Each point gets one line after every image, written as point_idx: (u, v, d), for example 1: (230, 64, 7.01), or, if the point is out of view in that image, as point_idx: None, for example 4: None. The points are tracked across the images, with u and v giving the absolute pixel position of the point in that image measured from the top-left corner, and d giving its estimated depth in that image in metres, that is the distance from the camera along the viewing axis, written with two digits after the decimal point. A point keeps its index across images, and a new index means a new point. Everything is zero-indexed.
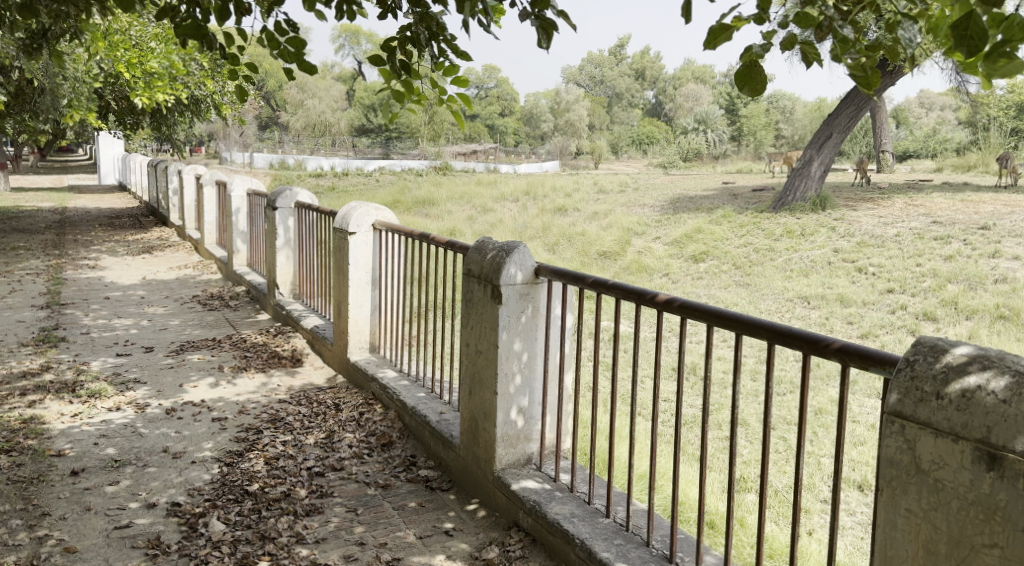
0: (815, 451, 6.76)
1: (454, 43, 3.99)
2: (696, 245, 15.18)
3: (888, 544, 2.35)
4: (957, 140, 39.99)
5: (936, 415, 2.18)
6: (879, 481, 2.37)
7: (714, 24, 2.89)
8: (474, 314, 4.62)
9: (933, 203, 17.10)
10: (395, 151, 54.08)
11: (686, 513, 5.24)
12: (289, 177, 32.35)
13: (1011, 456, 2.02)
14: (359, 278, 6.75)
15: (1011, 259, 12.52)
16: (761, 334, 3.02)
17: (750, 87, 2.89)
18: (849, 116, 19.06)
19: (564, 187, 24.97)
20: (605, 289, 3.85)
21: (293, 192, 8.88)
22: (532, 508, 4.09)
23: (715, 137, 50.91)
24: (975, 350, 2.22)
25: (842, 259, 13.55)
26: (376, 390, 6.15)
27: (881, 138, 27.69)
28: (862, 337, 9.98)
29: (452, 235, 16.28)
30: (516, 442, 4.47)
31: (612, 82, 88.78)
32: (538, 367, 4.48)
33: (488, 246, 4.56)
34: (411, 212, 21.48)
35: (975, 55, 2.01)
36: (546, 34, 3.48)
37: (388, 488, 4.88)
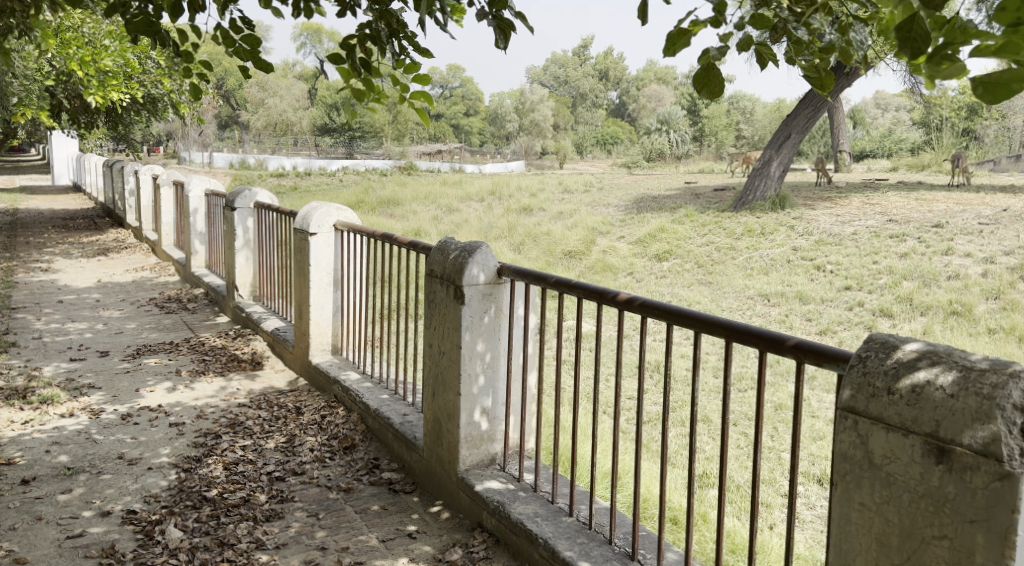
0: (774, 447, 6.87)
1: (415, 41, 3.96)
2: (659, 244, 15.31)
3: (842, 537, 2.40)
4: (912, 140, 40.83)
5: (887, 410, 2.23)
6: (834, 475, 2.42)
7: (671, 29, 2.91)
8: (437, 314, 4.61)
9: (888, 202, 17.47)
10: (359, 151, 53.79)
11: (649, 509, 5.29)
12: (250, 177, 31.89)
13: (959, 449, 2.07)
14: (321, 280, 6.69)
15: (964, 256, 12.82)
16: (719, 332, 3.05)
17: (710, 90, 2.93)
18: (807, 116, 19.37)
19: (528, 187, 25.04)
20: (567, 289, 3.87)
21: (252, 192, 8.80)
22: (496, 508, 4.08)
23: (677, 138, 51.42)
24: (925, 347, 2.27)
25: (801, 256, 13.79)
26: (339, 392, 6.10)
27: (839, 138, 28.17)
28: (821, 333, 10.17)
29: (417, 236, 16.22)
30: (479, 443, 4.46)
31: (576, 82, 89.08)
32: (501, 367, 4.48)
33: (450, 247, 4.55)
34: (375, 212, 21.33)
35: (918, 56, 2.05)
36: (503, 34, 3.49)
37: (351, 491, 4.84)
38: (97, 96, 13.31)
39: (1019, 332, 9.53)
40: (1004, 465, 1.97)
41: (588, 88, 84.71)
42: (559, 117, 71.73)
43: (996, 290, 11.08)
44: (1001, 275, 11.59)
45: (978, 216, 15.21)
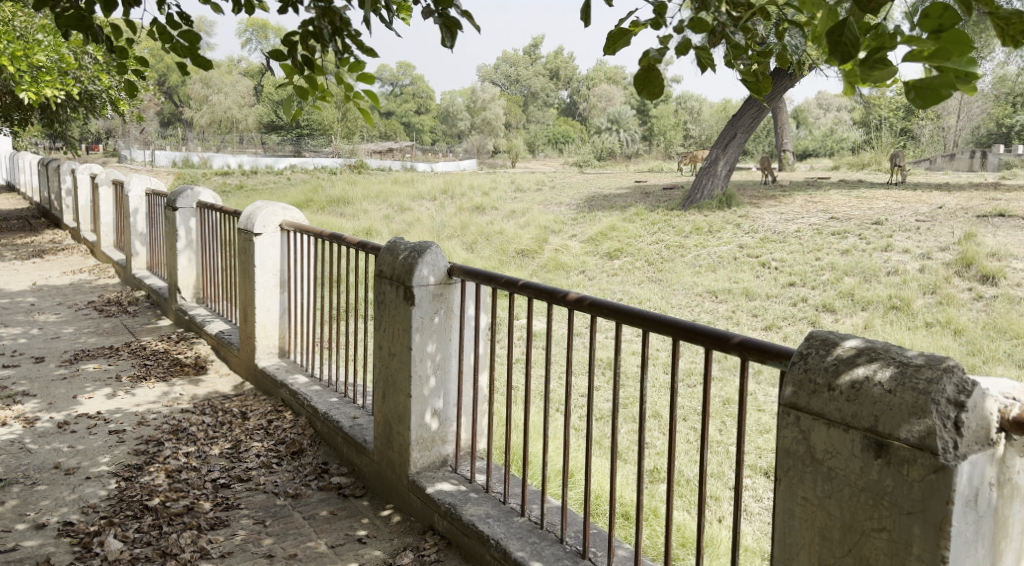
0: (722, 441, 6.98)
1: (359, 39, 3.88)
2: (611, 242, 15.44)
3: (786, 532, 2.45)
4: (852, 140, 41.89)
5: (829, 406, 2.27)
6: (777, 470, 2.47)
7: (612, 29, 2.93)
8: (387, 315, 4.56)
9: (831, 200, 17.88)
10: (307, 149, 52.99)
11: (600, 506, 5.32)
12: (193, 175, 31.18)
13: (896, 443, 2.11)
14: (267, 281, 6.56)
15: (902, 252, 13.20)
16: (666, 330, 3.08)
17: (648, 91, 2.94)
18: (752, 117, 19.68)
19: (480, 186, 25.01)
20: (517, 289, 3.86)
21: (195, 192, 8.60)
22: (447, 510, 4.06)
23: (627, 138, 51.91)
24: (863, 343, 2.31)
25: (747, 254, 14.04)
26: (286, 396, 6.00)
27: (782, 138, 28.72)
28: (767, 328, 10.37)
29: (367, 235, 16.05)
30: (430, 444, 4.43)
31: (527, 81, 89.21)
32: (452, 367, 4.45)
33: (400, 247, 4.50)
34: (324, 211, 21.08)
35: (849, 61, 2.10)
36: (450, 33, 3.45)
37: (299, 497, 4.76)
38: (30, 92, 12.87)
39: (955, 326, 9.84)
40: (940, 457, 2.02)
41: (539, 87, 84.87)
42: (512, 117, 71.63)
43: (933, 285, 11.43)
44: (937, 270, 11.96)
45: (915, 213, 15.68)
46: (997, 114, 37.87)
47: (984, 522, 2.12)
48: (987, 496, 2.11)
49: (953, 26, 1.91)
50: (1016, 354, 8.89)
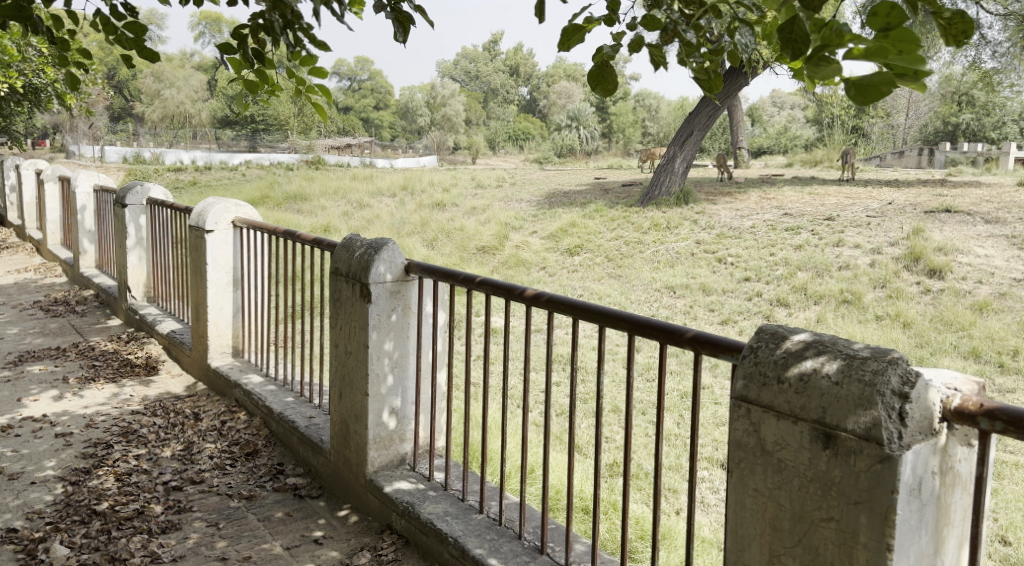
0: (678, 433, 7.06)
1: (311, 32, 3.80)
2: (571, 238, 15.50)
3: (738, 523, 2.49)
4: (806, 138, 42.69)
5: (778, 399, 2.31)
6: (729, 462, 2.50)
7: (566, 25, 2.93)
8: (343, 313, 4.51)
9: (785, 197, 18.18)
10: (263, 144, 52.21)
11: (558, 501, 5.35)
12: (146, 171, 30.49)
13: (843, 434, 2.15)
14: (219, 279, 6.45)
15: (853, 247, 13.47)
16: (622, 325, 3.09)
17: (603, 87, 2.95)
18: (707, 115, 19.90)
19: (440, 182, 24.90)
20: (475, 285, 3.85)
21: (144, 188, 8.42)
22: (405, 509, 4.03)
23: (586, 135, 52.10)
24: (811, 337, 2.34)
25: (704, 250, 14.21)
26: (240, 396, 5.91)
27: (737, 135, 29.12)
28: (723, 323, 10.52)
29: (325, 232, 15.85)
30: (388, 443, 4.39)
31: (486, 78, 89.01)
32: (410, 365, 4.42)
33: (355, 244, 4.46)
34: (282, 208, 20.80)
35: (797, 57, 2.13)
36: (402, 27, 3.42)
37: (254, 499, 4.68)
38: None
39: (904, 319, 10.08)
40: (885, 448, 2.06)
41: (498, 83, 84.71)
42: (472, 113, 71.38)
43: (883, 279, 11.69)
44: (887, 265, 12.23)
45: (865, 209, 16.02)
46: (944, 112, 38.64)
47: (927, 510, 2.17)
48: (931, 485, 2.16)
49: (900, 26, 1.95)
50: (962, 345, 9.13)
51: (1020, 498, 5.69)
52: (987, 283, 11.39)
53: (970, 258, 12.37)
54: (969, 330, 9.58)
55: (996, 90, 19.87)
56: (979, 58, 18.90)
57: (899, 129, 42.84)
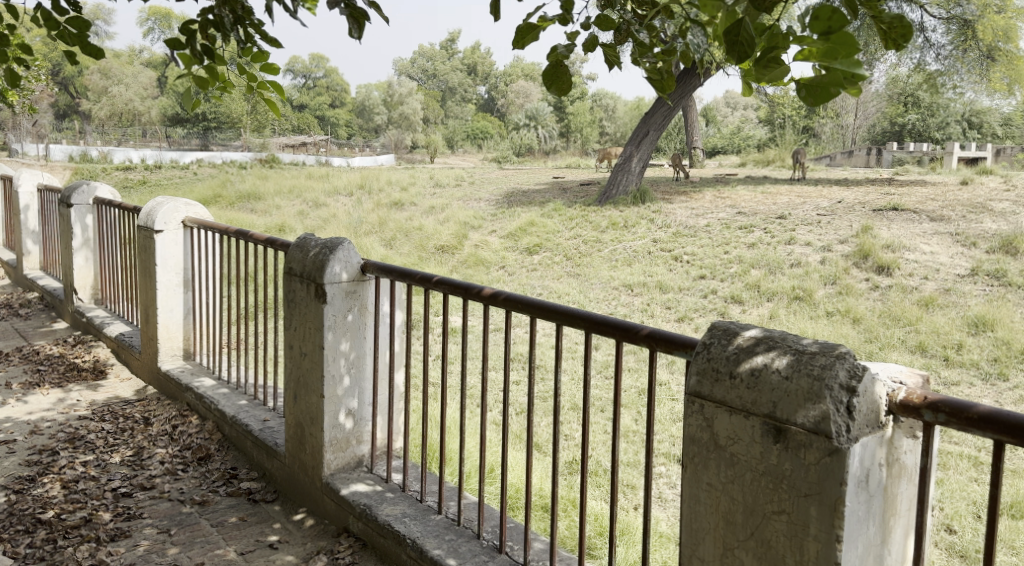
0: (636, 430, 7.11)
1: (262, 28, 3.71)
2: (530, 237, 15.52)
3: (692, 518, 2.52)
4: (758, 138, 43.41)
5: (730, 394, 2.34)
6: (684, 457, 2.54)
7: (521, 24, 2.93)
8: (297, 313, 4.45)
9: (738, 196, 18.44)
10: (215, 142, 51.23)
11: (517, 500, 5.35)
12: (93, 170, 29.69)
13: (794, 428, 2.19)
14: (168, 280, 6.31)
15: (805, 245, 13.73)
16: (579, 323, 3.10)
17: (558, 87, 2.96)
18: (663, 115, 20.08)
19: (398, 181, 24.73)
20: (432, 285, 3.83)
21: (91, 187, 8.20)
22: (362, 512, 4.00)
23: (544, 134, 52.31)
24: (762, 332, 2.38)
25: (660, 248, 14.35)
26: (192, 400, 5.80)
27: (692, 135, 29.48)
28: (679, 320, 10.66)
29: (280, 232, 15.62)
30: (345, 445, 4.35)
31: (444, 77, 88.63)
32: (367, 366, 4.38)
33: (310, 243, 4.41)
34: (235, 207, 20.46)
35: (745, 59, 2.17)
36: (357, 24, 3.32)
37: (207, 504, 4.60)
38: None
39: (854, 314, 10.31)
40: (833, 441, 2.10)
41: (455, 82, 84.41)
42: (429, 111, 70.90)
43: (833, 276, 11.93)
44: (837, 262, 12.50)
45: (816, 207, 16.35)
46: (891, 113, 39.42)
47: (875, 501, 2.22)
48: (877, 476, 2.21)
49: (841, 29, 1.99)
50: (909, 340, 9.38)
51: (965, 487, 5.86)
52: (932, 278, 11.70)
53: (916, 255, 12.69)
54: (915, 325, 9.83)
55: (939, 90, 20.42)
56: (923, 60, 19.45)
57: (847, 130, 44.03)
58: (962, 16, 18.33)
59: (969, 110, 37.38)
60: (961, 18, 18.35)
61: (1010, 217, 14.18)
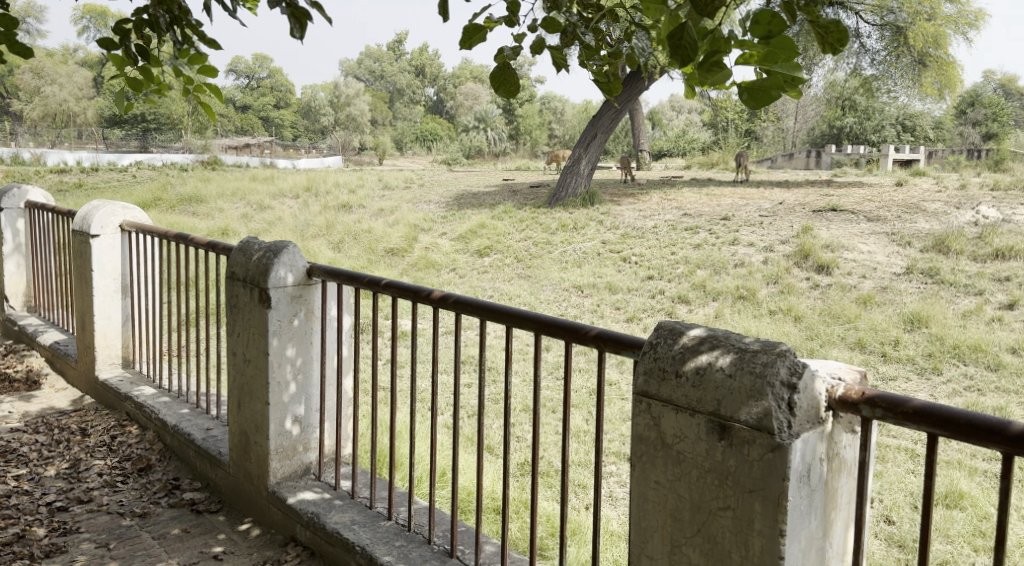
0: (587, 430, 7.16)
1: (200, 29, 3.61)
2: (480, 239, 15.50)
3: (641, 515, 2.55)
4: (702, 140, 44.11)
5: (676, 393, 2.37)
6: (632, 456, 2.56)
7: (467, 25, 2.92)
8: (240, 319, 4.36)
9: (684, 198, 18.73)
10: (155, 143, 49.93)
11: (468, 503, 5.33)
12: (26, 173, 28.60)
13: (737, 425, 2.22)
14: (106, 287, 6.11)
15: (748, 245, 14.01)
16: (528, 325, 3.10)
17: (505, 88, 2.95)
18: (610, 117, 20.27)
19: (346, 183, 24.47)
20: (381, 288, 3.78)
21: (22, 190, 7.89)
22: (310, 520, 3.93)
23: (494, 136, 52.45)
24: (706, 331, 2.40)
25: (610, 249, 14.48)
26: (132, 409, 5.64)
27: (639, 138, 29.84)
28: (628, 320, 10.77)
29: (224, 235, 15.32)
30: (292, 452, 4.27)
31: (391, 78, 87.94)
32: (314, 372, 4.31)
33: (253, 247, 4.31)
34: (177, 210, 19.95)
35: (689, 64, 2.19)
36: (299, 24, 3.26)
37: (148, 516, 4.47)
38: None
39: (795, 313, 10.54)
40: (776, 437, 2.14)
41: (403, 83, 84.03)
42: (377, 113, 70.21)
43: (776, 276, 12.19)
44: (779, 262, 12.79)
45: (758, 209, 16.71)
46: (829, 116, 40.50)
47: (816, 496, 2.26)
48: (819, 471, 2.26)
49: (781, 34, 2.02)
50: (848, 337, 9.64)
51: (902, 479, 6.05)
52: (870, 277, 12.05)
53: (854, 255, 13.07)
54: (854, 322, 10.09)
55: (875, 95, 21.02)
56: (859, 65, 20.03)
57: (788, 133, 45.28)
58: (895, 23, 18.89)
59: (902, 113, 38.76)
60: (893, 25, 18.94)
61: (942, 217, 14.70)
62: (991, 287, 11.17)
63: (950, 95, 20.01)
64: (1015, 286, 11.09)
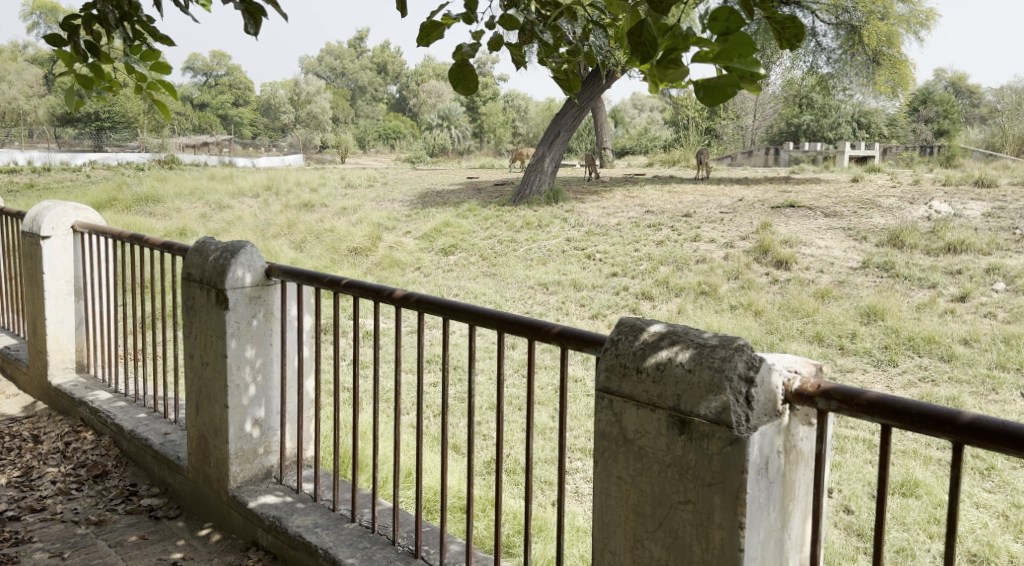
0: (552, 427, 7.18)
1: (151, 25, 3.53)
2: (445, 237, 15.45)
3: (603, 511, 2.56)
4: (664, 138, 44.51)
5: (637, 388, 2.38)
6: (594, 452, 2.57)
7: (425, 21, 2.90)
8: (197, 321, 4.28)
9: (646, 195, 18.87)
10: (109, 143, 48.81)
11: (433, 503, 5.31)
12: None
13: (697, 420, 2.24)
14: (59, 289, 5.97)
15: (709, 241, 14.17)
16: (492, 323, 3.10)
17: (464, 85, 2.93)
18: (573, 115, 20.33)
19: (307, 182, 24.21)
20: (341, 288, 3.74)
21: None
22: (271, 524, 3.88)
23: (458, 134, 52.36)
24: (666, 327, 2.41)
25: (574, 247, 14.54)
26: (86, 415, 5.52)
27: (602, 136, 30.01)
28: (593, 317, 10.83)
29: (182, 236, 15.06)
30: (252, 456, 4.21)
31: (353, 76, 87.21)
32: (274, 374, 4.25)
33: (210, 248, 4.24)
34: (133, 211, 19.55)
35: (648, 60, 2.20)
36: (253, 20, 3.21)
37: (104, 524, 4.37)
38: None
39: (755, 307, 10.69)
40: (734, 431, 2.16)
41: (364, 81, 83.50)
42: (338, 110, 69.53)
43: (736, 271, 12.35)
44: (739, 258, 12.95)
45: (719, 205, 16.91)
46: (787, 114, 41.21)
47: (773, 487, 2.29)
48: (776, 463, 2.29)
49: (739, 30, 2.04)
50: (807, 330, 9.80)
51: (860, 469, 6.17)
52: (827, 272, 12.27)
53: (812, 250, 13.30)
54: (813, 316, 10.26)
55: (831, 92, 21.40)
56: (815, 64, 20.38)
57: (747, 131, 45.89)
58: (849, 23, 19.26)
59: (858, 111, 39.55)
60: (848, 24, 19.29)
61: (897, 212, 15.02)
62: (944, 279, 11.44)
63: (903, 93, 20.45)
64: (967, 278, 11.38)
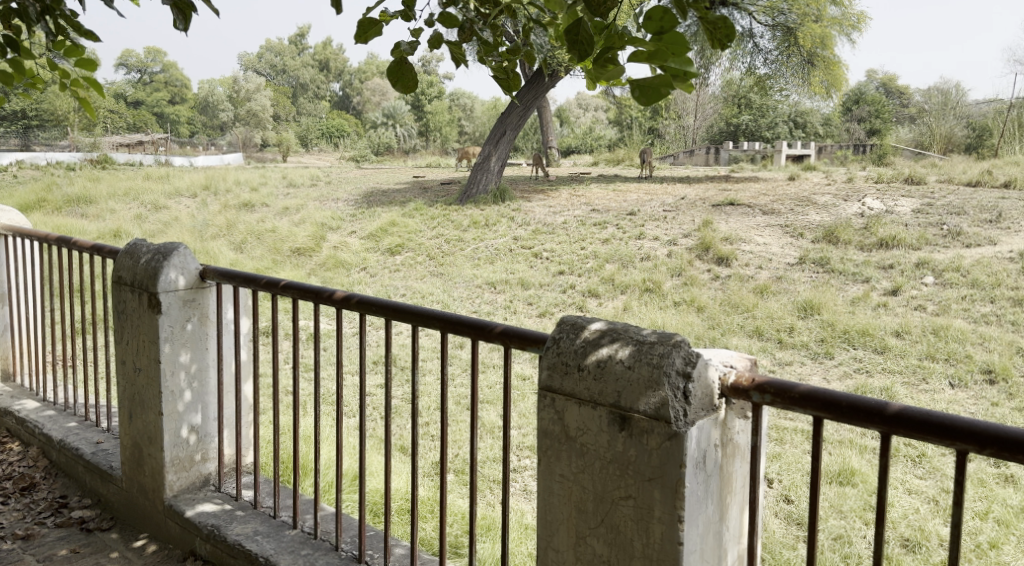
0: (498, 425, 7.18)
1: (75, 20, 3.39)
2: (391, 237, 15.30)
3: (547, 509, 2.56)
4: (608, 138, 45.00)
5: (578, 386, 2.39)
6: (538, 450, 2.57)
7: (362, 18, 2.85)
8: (129, 325, 4.15)
9: (592, 193, 19.01)
10: (38, 142, 47.05)
11: (378, 506, 5.26)
12: None
13: (636, 416, 2.26)
14: None
15: (653, 239, 14.35)
16: (434, 324, 3.07)
17: (402, 83, 2.90)
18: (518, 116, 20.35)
19: (248, 181, 23.70)
20: (279, 289, 3.67)
21: None
22: (210, 534, 3.79)
23: (402, 133, 51.97)
24: (607, 325, 2.42)
25: (520, 245, 14.56)
26: (12, 425, 5.31)
27: (547, 135, 30.10)
28: (540, 315, 10.86)
29: (116, 238, 14.60)
30: (189, 463, 4.11)
31: (294, 73, 85.86)
32: (210, 380, 4.15)
33: (141, 250, 4.12)
34: (63, 212, 18.87)
35: (585, 58, 2.20)
36: (183, 15, 3.12)
37: (31, 538, 4.21)
38: None
39: (698, 303, 10.87)
40: (673, 426, 2.18)
41: (307, 80, 82.39)
42: (279, 108, 68.30)
43: (679, 268, 12.53)
44: (682, 255, 13.14)
45: (663, 204, 17.14)
46: (726, 113, 42.01)
47: (712, 481, 2.32)
48: (713, 457, 2.32)
49: (673, 30, 2.07)
50: (747, 325, 10.00)
51: (799, 459, 6.32)
52: (766, 268, 12.55)
53: (752, 246, 13.59)
54: (753, 311, 10.47)
55: (769, 93, 21.89)
56: (753, 65, 20.83)
57: (688, 130, 46.61)
58: (786, 24, 19.73)
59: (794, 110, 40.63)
60: (784, 26, 19.78)
61: (832, 209, 15.44)
62: (877, 274, 11.80)
63: (837, 93, 21.02)
64: (899, 273, 11.75)
